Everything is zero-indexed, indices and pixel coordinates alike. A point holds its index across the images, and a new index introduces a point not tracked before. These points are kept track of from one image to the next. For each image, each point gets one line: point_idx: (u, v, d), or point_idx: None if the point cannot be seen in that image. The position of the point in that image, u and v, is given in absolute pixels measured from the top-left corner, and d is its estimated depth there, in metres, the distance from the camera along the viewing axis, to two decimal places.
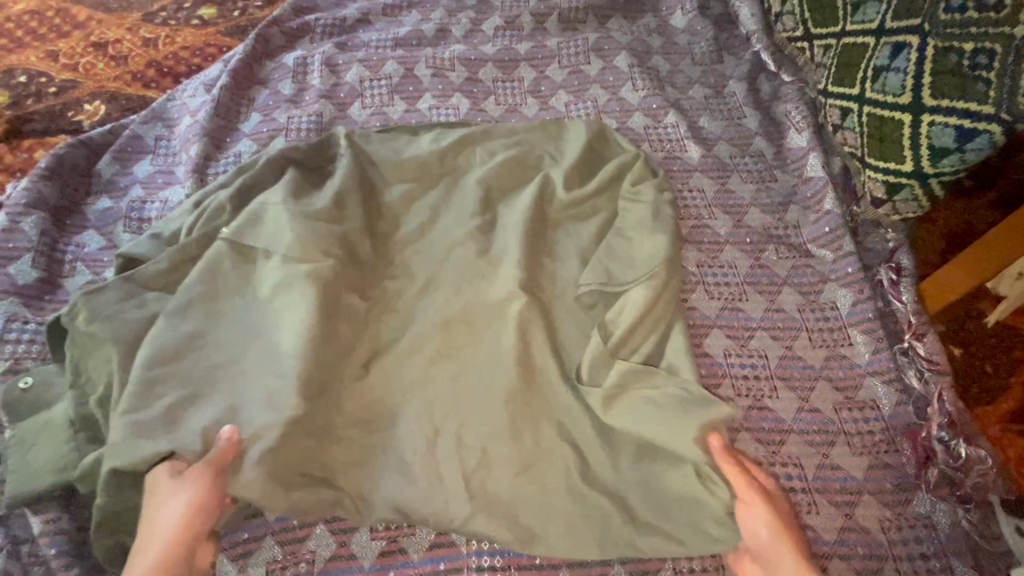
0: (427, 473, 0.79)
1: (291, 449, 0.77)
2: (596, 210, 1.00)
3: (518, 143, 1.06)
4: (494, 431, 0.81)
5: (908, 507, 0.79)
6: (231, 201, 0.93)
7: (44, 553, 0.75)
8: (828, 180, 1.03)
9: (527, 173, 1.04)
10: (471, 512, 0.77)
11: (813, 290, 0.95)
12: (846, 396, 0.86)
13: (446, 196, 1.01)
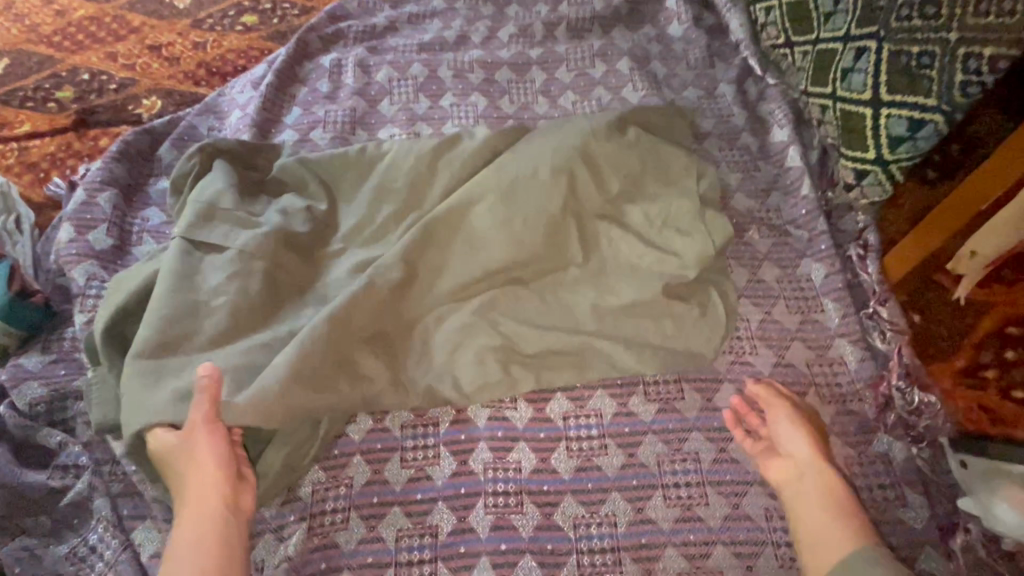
0: (387, 376, 0.93)
1: (320, 352, 0.87)
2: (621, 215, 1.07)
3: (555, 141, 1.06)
4: (452, 344, 0.96)
5: (869, 446, 0.90)
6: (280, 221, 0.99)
7: (124, 470, 0.88)
8: (804, 170, 1.17)
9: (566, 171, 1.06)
10: (428, 389, 0.94)
11: (791, 264, 1.08)
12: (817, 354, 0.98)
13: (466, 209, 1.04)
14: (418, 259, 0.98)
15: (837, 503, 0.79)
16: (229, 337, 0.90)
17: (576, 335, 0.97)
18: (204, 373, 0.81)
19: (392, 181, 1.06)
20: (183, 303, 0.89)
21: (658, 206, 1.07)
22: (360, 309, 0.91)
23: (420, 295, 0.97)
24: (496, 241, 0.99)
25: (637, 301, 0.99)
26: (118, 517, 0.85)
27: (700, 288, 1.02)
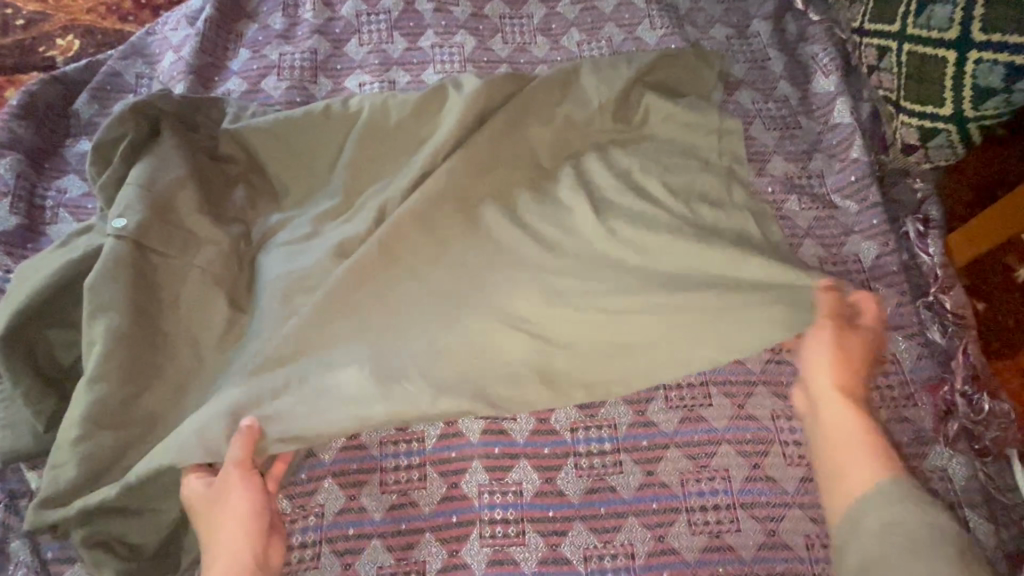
0: (380, 379, 0.75)
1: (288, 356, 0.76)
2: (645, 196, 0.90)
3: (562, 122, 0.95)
4: (455, 339, 0.79)
5: (925, 461, 0.77)
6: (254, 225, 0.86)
7: None
8: (856, 126, 0.98)
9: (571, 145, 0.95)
10: (434, 398, 0.75)
11: (836, 242, 0.92)
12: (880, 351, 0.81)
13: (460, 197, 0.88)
14: (394, 240, 0.83)
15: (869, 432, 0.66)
16: (201, 365, 0.77)
17: (604, 326, 0.81)
18: (245, 424, 0.69)
19: (370, 158, 0.89)
20: (142, 330, 0.74)
21: (683, 181, 0.91)
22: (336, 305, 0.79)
23: (418, 290, 0.82)
24: (495, 231, 0.87)
25: (684, 287, 0.82)
26: (41, 562, 0.71)
27: (753, 255, 0.83)
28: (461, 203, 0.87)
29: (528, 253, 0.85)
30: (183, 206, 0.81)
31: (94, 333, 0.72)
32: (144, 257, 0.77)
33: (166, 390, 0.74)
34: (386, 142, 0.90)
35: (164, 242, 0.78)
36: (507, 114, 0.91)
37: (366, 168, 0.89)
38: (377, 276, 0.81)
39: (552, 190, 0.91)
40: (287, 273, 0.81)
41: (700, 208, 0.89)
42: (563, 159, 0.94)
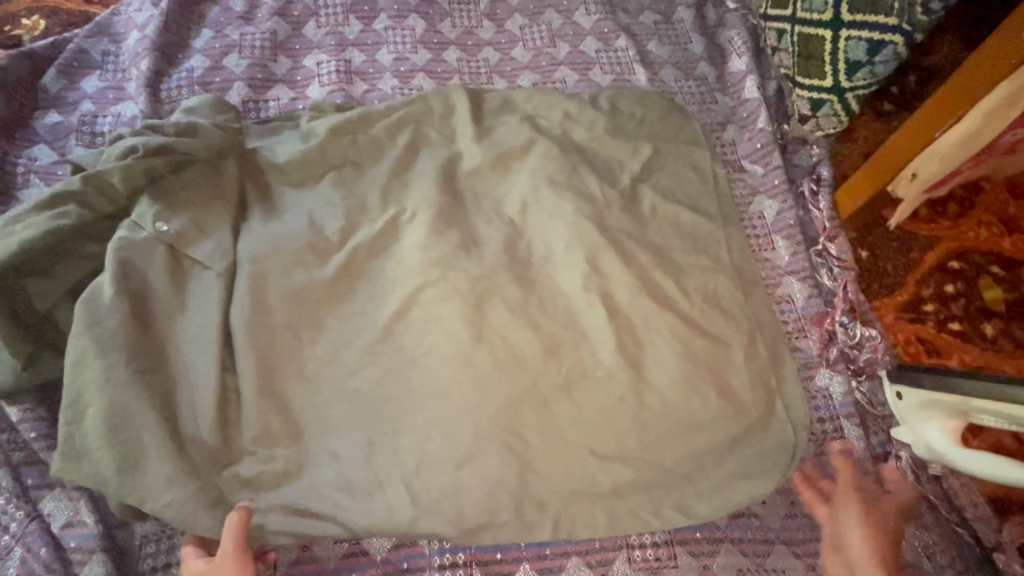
0: (367, 478, 0.82)
1: (276, 474, 0.81)
2: (581, 177, 1.04)
3: (513, 117, 1.10)
4: (431, 443, 0.83)
5: (810, 383, 0.94)
6: (223, 191, 0.94)
7: (25, 438, 0.80)
8: (762, 101, 1.11)
9: (519, 133, 1.07)
10: (416, 515, 0.80)
11: (744, 202, 1.05)
12: (799, 422, 0.90)
13: (416, 179, 1.02)
14: (365, 339, 0.89)
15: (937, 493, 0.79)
16: (171, 313, 0.83)
17: (572, 429, 0.87)
18: (236, 515, 0.74)
19: (338, 143, 1.02)
20: (134, 286, 0.82)
21: (616, 172, 1.05)
22: (315, 409, 0.85)
23: (397, 413, 0.85)
24: (449, 209, 1.00)
25: (642, 430, 0.87)
26: (23, 488, 0.77)
27: (695, 390, 0.90)
28: (413, 199, 1.00)
29: (489, 350, 0.90)
30: (170, 184, 0.90)
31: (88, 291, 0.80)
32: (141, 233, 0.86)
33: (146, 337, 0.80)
34: (351, 170, 1.02)
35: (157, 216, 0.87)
36: (461, 118, 1.08)
37: (334, 150, 1.02)
38: (359, 390, 0.86)
39: (501, 199, 1.03)
40: (256, 250, 0.90)
41: (661, 325, 0.94)
42: (509, 150, 1.06)
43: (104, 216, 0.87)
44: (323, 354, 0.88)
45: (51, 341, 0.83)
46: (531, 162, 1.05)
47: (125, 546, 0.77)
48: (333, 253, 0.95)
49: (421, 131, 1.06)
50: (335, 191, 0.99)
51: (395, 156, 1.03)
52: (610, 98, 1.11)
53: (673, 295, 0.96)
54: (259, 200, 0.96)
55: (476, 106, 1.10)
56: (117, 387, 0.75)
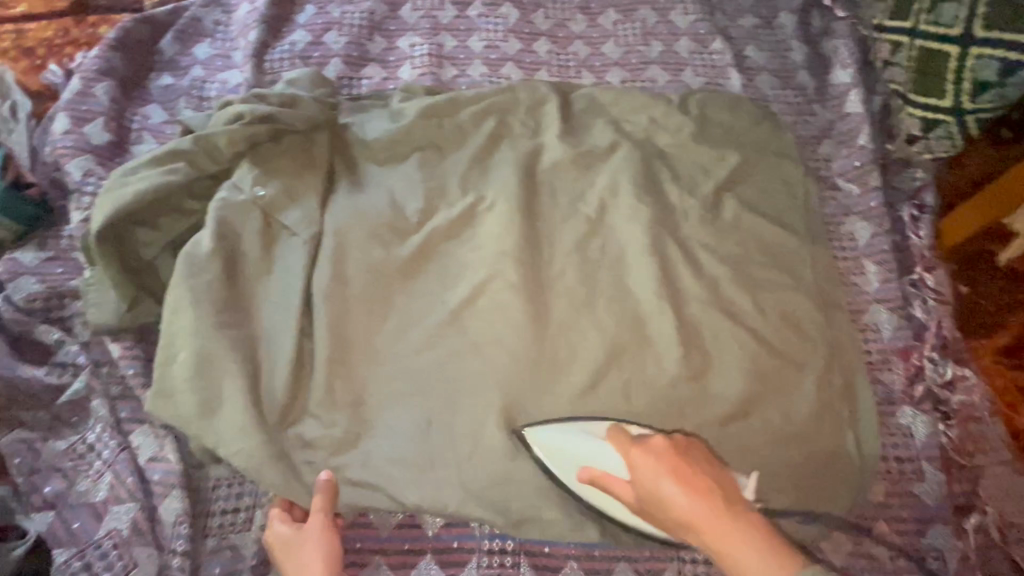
0: (423, 456, 0.83)
1: (337, 440, 0.83)
2: (661, 182, 1.02)
3: (599, 114, 1.09)
4: (489, 431, 0.84)
5: (890, 419, 0.88)
6: (313, 162, 0.97)
7: (121, 374, 0.86)
8: (865, 117, 1.05)
9: (605, 131, 1.06)
10: (466, 499, 0.82)
11: (835, 221, 1.00)
12: (872, 462, 0.85)
13: (497, 168, 1.03)
14: (434, 319, 0.91)
15: (690, 479, 0.67)
16: (257, 274, 0.87)
17: (628, 434, 0.86)
18: (323, 478, 0.78)
19: (425, 126, 1.04)
20: (227, 244, 0.86)
21: (699, 176, 1.02)
22: (383, 383, 0.87)
23: (457, 399, 0.86)
24: (527, 200, 1.00)
25: (699, 445, 0.86)
26: (117, 420, 0.84)
27: (755, 412, 0.87)
28: (491, 189, 1.01)
29: (551, 346, 0.91)
30: (266, 151, 0.94)
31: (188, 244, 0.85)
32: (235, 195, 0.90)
33: (234, 293, 0.84)
34: (433, 153, 1.04)
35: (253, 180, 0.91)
36: (546, 111, 1.08)
37: (420, 131, 1.04)
38: (424, 370, 0.88)
39: (579, 196, 1.02)
40: (341, 221, 0.93)
41: (730, 341, 0.91)
42: (592, 147, 1.04)
43: (207, 176, 0.92)
44: (390, 329, 0.90)
45: (150, 288, 0.89)
46: (614, 159, 1.03)
47: (199, 486, 0.82)
48: (410, 233, 0.97)
49: (505, 121, 1.07)
50: (417, 173, 1.01)
51: (477, 144, 1.04)
52: (700, 101, 1.07)
53: (748, 311, 0.93)
54: (345, 174, 0.99)
55: (564, 102, 1.09)
56: (208, 338, 0.80)
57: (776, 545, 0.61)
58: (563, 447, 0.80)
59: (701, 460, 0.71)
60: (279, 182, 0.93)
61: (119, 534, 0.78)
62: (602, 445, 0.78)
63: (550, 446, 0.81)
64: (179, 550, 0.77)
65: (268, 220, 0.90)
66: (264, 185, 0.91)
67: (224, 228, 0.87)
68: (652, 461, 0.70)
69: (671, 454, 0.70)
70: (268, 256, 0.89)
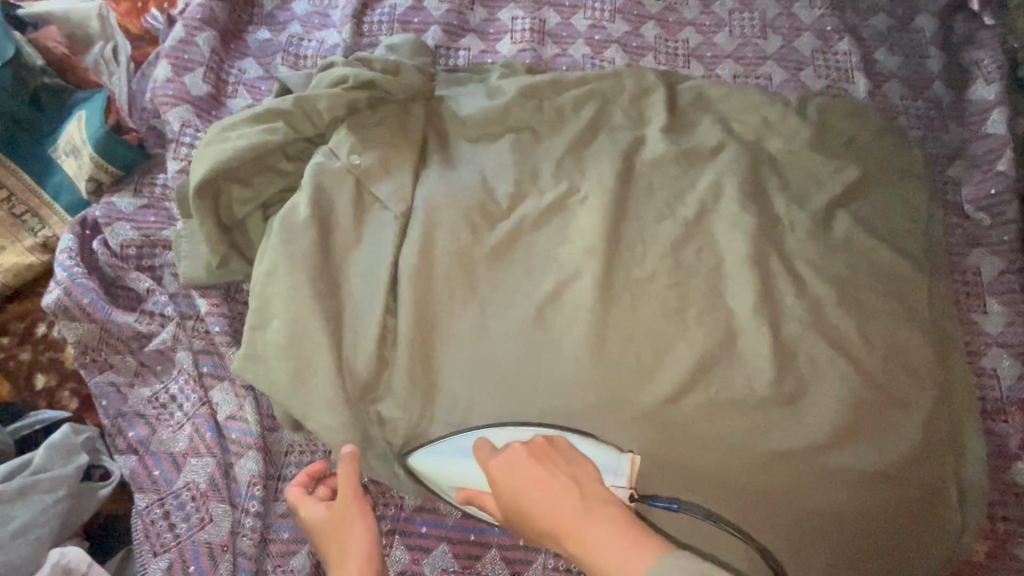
0: None
1: (415, 424, 0.83)
2: (770, 189, 0.94)
3: (707, 110, 1.02)
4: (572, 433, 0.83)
5: (1003, 474, 0.83)
6: (408, 132, 0.94)
7: (206, 329, 0.87)
8: (1009, 140, 0.97)
9: (713, 129, 0.99)
10: None
11: (959, 252, 0.93)
12: (972, 515, 0.80)
13: (594, 156, 0.97)
14: (517, 310, 0.87)
15: (550, 485, 0.64)
16: (348, 246, 0.86)
17: (711, 454, 0.82)
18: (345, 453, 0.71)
19: (523, 106, 1.00)
20: (322, 212, 0.85)
21: (812, 187, 0.94)
22: (461, 370, 0.84)
23: (534, 394, 0.83)
24: (623, 194, 0.94)
25: (782, 473, 0.80)
26: (199, 374, 0.85)
27: (851, 447, 0.80)
28: (586, 179, 0.95)
29: (638, 351, 0.85)
30: (364, 118, 0.92)
31: (286, 208, 0.85)
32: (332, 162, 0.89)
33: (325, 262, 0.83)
34: (528, 135, 0.99)
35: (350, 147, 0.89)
36: (651, 102, 1.02)
37: (518, 110, 0.99)
38: (502, 360, 0.85)
39: (678, 196, 0.95)
40: (433, 198, 0.90)
41: (831, 368, 0.83)
42: (698, 144, 0.98)
43: (303, 138, 0.91)
44: (471, 314, 0.86)
45: (241, 247, 0.89)
46: (720, 160, 0.97)
47: (272, 449, 0.82)
48: (499, 218, 0.92)
49: (606, 109, 1.01)
50: (510, 155, 0.97)
51: (575, 130, 0.99)
52: (820, 106, 0.99)
53: (855, 341, 0.85)
54: (438, 150, 0.96)
55: (670, 94, 1.03)
56: (300, 306, 0.79)
57: (638, 535, 0.58)
58: (449, 464, 0.76)
59: (560, 456, 0.68)
60: (375, 151, 0.90)
61: (196, 486, 0.79)
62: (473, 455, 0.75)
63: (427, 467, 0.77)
64: (252, 511, 0.78)
65: (362, 189, 0.89)
66: (360, 154, 0.89)
67: (319, 195, 0.86)
68: (520, 465, 0.67)
69: (526, 458, 0.67)
70: (361, 228, 0.87)
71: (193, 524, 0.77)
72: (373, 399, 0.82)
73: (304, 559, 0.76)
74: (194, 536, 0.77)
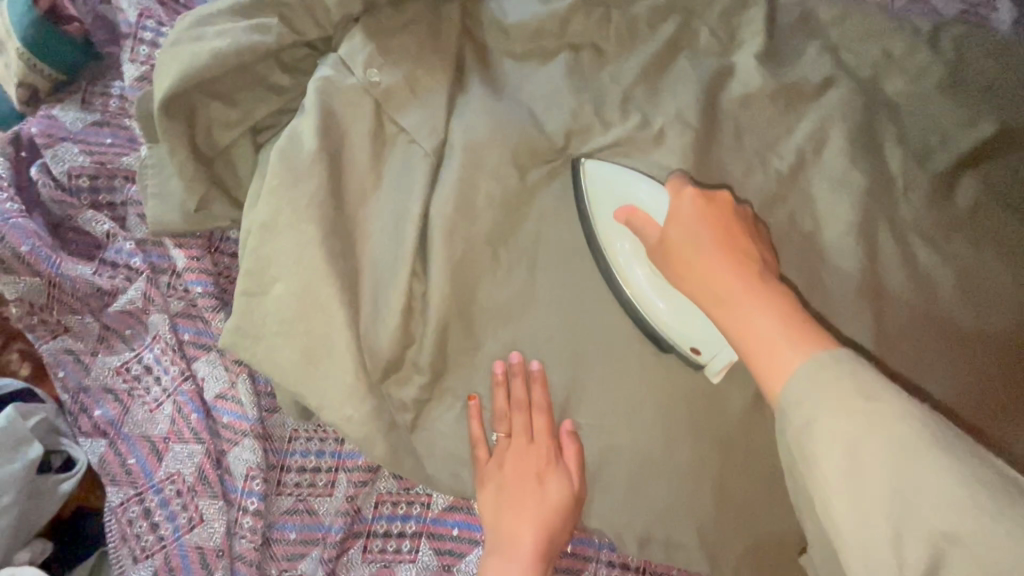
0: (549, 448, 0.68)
1: (447, 408, 0.69)
2: (887, 139, 0.77)
3: (813, 34, 0.81)
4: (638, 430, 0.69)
5: None
6: (443, 42, 0.73)
7: (185, 288, 0.69)
8: None
9: (821, 59, 0.79)
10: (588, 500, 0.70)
11: None
12: None
13: (673, 86, 0.78)
14: (571, 281, 0.71)
15: (734, 250, 0.58)
16: (366, 189, 0.68)
17: None
18: (534, 364, 0.68)
19: (588, 15, 0.78)
20: (332, 142, 0.66)
21: (939, 138, 0.76)
22: (502, 347, 0.70)
23: (587, 383, 0.69)
24: (706, 138, 0.76)
25: None
26: (179, 343, 0.69)
27: None
28: (661, 115, 0.76)
29: None
30: (386, 19, 0.70)
31: (281, 137, 0.65)
32: (341, 76, 0.68)
33: (335, 209, 0.64)
34: (590, 54, 0.79)
35: (367, 56, 0.68)
36: (746, 19, 0.81)
37: (580, 20, 0.78)
38: (550, 337, 0.70)
39: (771, 144, 0.77)
40: (473, 132, 0.71)
41: (940, 365, 0.71)
42: (801, 78, 0.78)
43: (303, 43, 0.69)
44: (518, 281, 0.71)
45: (226, 183, 0.70)
46: (827, 99, 0.78)
47: (274, 435, 0.68)
48: (551, 162, 0.75)
49: (690, 25, 0.80)
50: (566, 80, 0.76)
51: (650, 51, 0.78)
52: (954, 38, 0.80)
53: (970, 331, 0.72)
54: (478, 68, 0.75)
55: (769, 11, 0.81)
56: (305, 267, 0.61)
57: (802, 325, 0.50)
58: (624, 185, 0.69)
59: (755, 241, 0.61)
60: (401, 62, 0.69)
61: (182, 480, 0.66)
62: (657, 188, 0.67)
63: (593, 181, 0.70)
64: (251, 509, 0.65)
65: (384, 114, 0.69)
66: (381, 66, 0.68)
67: (325, 120, 0.66)
68: (700, 223, 0.60)
69: (723, 214, 0.61)
70: (381, 168, 0.69)
71: (180, 524, 0.65)
72: (395, 383, 0.68)
73: (314, 566, 0.65)
74: (181, 538, 0.65)
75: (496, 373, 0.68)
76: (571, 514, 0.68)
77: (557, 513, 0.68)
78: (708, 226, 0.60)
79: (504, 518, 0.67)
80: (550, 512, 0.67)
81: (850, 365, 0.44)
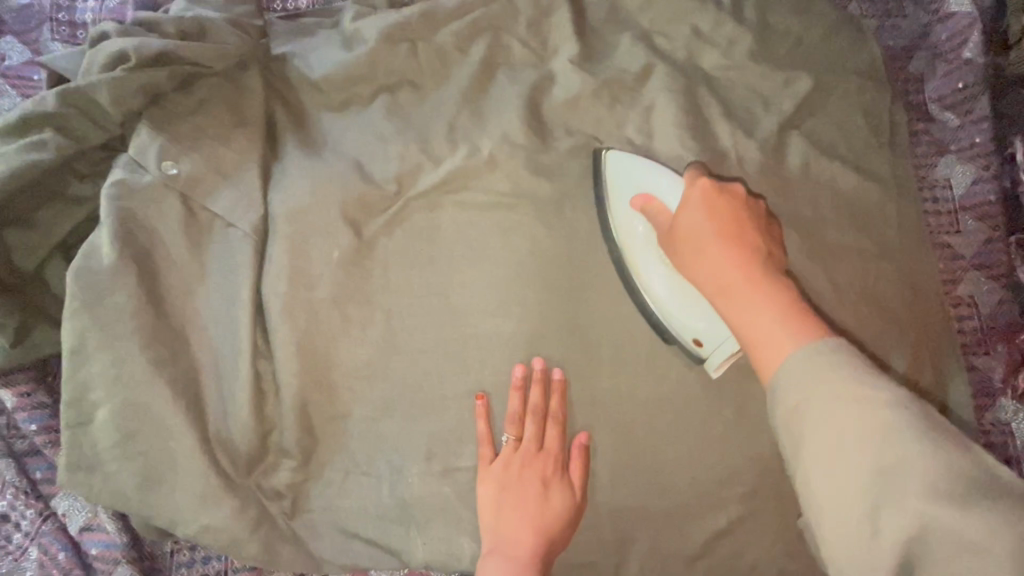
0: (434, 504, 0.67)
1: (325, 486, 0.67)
2: (712, 118, 0.77)
3: (625, 26, 0.81)
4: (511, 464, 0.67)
5: (986, 413, 0.75)
6: (245, 113, 0.71)
7: (25, 428, 0.68)
8: (976, 15, 0.81)
9: (635, 51, 0.79)
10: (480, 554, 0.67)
11: (926, 163, 0.81)
12: None
13: (494, 106, 0.76)
14: (420, 326, 0.69)
15: (744, 238, 0.59)
16: (188, 285, 0.65)
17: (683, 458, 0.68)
18: (535, 363, 0.67)
19: (393, 52, 0.76)
20: (139, 248, 0.64)
21: (759, 108, 0.77)
22: (367, 409, 0.68)
23: (459, 425, 0.68)
24: (535, 150, 0.74)
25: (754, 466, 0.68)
26: (31, 483, 0.67)
27: None
28: (488, 137, 0.75)
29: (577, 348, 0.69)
30: (177, 107, 0.68)
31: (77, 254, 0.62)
32: (135, 175, 0.66)
33: (154, 318, 0.62)
34: (406, 91, 0.77)
35: (160, 150, 0.66)
36: (556, 24, 0.80)
37: (387, 60, 0.76)
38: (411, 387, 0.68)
39: (603, 143, 0.77)
40: (292, 200, 0.69)
41: None
42: (620, 72, 0.78)
43: (94, 146, 0.67)
44: (369, 340, 0.68)
45: (44, 309, 0.67)
46: (649, 89, 0.78)
47: (155, 554, 0.67)
48: (384, 209, 0.72)
49: (501, 43, 0.79)
50: (385, 124, 0.75)
51: (465, 77, 0.77)
52: (758, 4, 0.81)
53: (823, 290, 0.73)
54: (292, 130, 0.73)
55: (578, 12, 0.81)
56: (131, 387, 0.61)
57: (806, 317, 0.52)
58: (640, 174, 0.70)
59: (768, 237, 0.62)
60: (201, 148, 0.67)
61: None
62: (673, 178, 0.68)
63: (615, 166, 0.71)
64: None
65: (192, 204, 0.67)
66: (178, 157, 0.66)
67: (122, 226, 0.63)
68: (716, 215, 0.60)
69: (743, 209, 0.62)
70: (199, 259, 0.66)
71: None
72: (262, 474, 0.66)
73: None
74: None
75: (516, 377, 0.66)
76: (569, 525, 0.66)
77: (557, 522, 0.66)
78: (724, 214, 0.61)
79: (502, 526, 0.65)
80: (552, 517, 0.65)
81: (849, 369, 0.46)
